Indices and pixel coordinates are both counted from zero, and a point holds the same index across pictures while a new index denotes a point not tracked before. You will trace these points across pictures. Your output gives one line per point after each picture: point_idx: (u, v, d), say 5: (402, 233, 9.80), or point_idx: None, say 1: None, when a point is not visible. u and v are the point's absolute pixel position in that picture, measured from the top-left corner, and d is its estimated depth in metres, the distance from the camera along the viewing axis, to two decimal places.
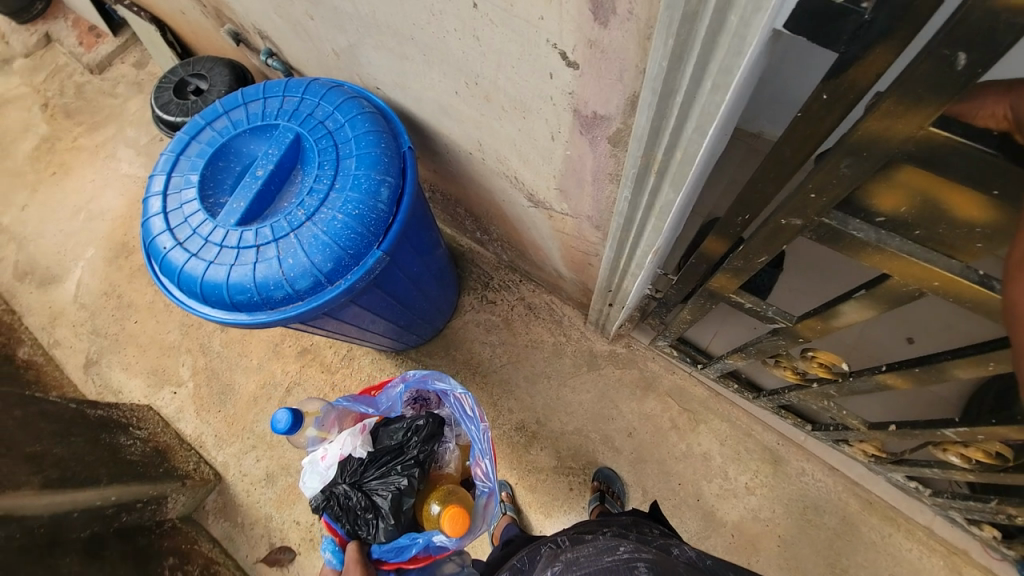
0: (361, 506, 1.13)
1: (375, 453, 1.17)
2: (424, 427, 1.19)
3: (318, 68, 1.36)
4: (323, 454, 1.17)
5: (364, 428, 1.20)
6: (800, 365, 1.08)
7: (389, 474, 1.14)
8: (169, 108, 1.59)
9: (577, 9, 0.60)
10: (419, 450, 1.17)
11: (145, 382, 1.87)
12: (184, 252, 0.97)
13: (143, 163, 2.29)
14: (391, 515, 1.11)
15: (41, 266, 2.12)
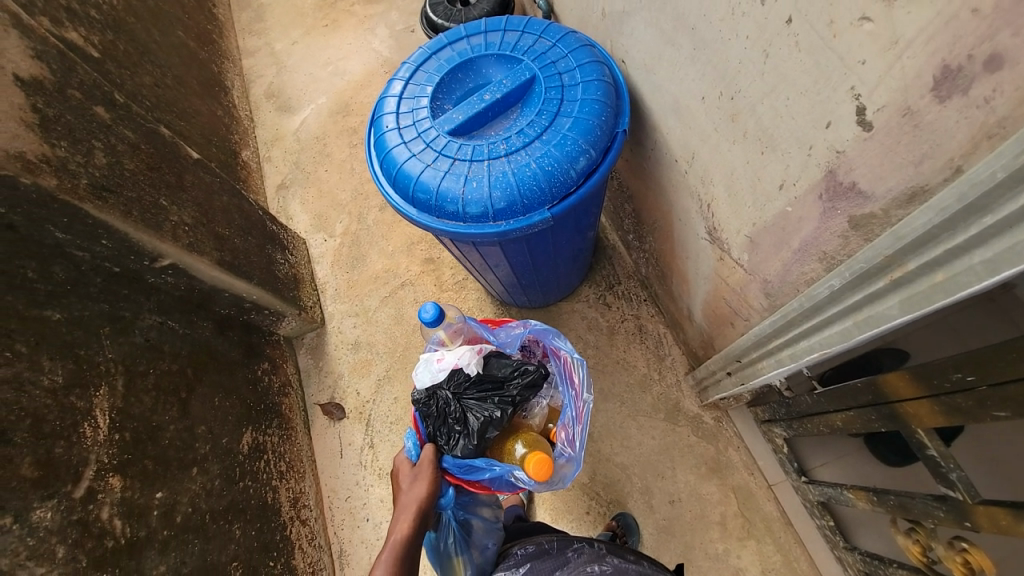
0: (454, 418, 1.09)
1: (483, 375, 1.14)
2: (532, 371, 1.15)
3: (575, 22, 1.38)
4: (438, 358, 1.16)
5: (480, 352, 1.18)
6: (940, 549, 0.89)
7: (487, 400, 1.11)
8: (438, 8, 1.75)
9: (917, 69, 0.51)
10: (520, 391, 1.14)
11: (308, 219, 2.20)
12: (398, 135, 1.09)
13: (390, 45, 2.61)
14: (478, 438, 1.07)
15: (285, 95, 2.56)
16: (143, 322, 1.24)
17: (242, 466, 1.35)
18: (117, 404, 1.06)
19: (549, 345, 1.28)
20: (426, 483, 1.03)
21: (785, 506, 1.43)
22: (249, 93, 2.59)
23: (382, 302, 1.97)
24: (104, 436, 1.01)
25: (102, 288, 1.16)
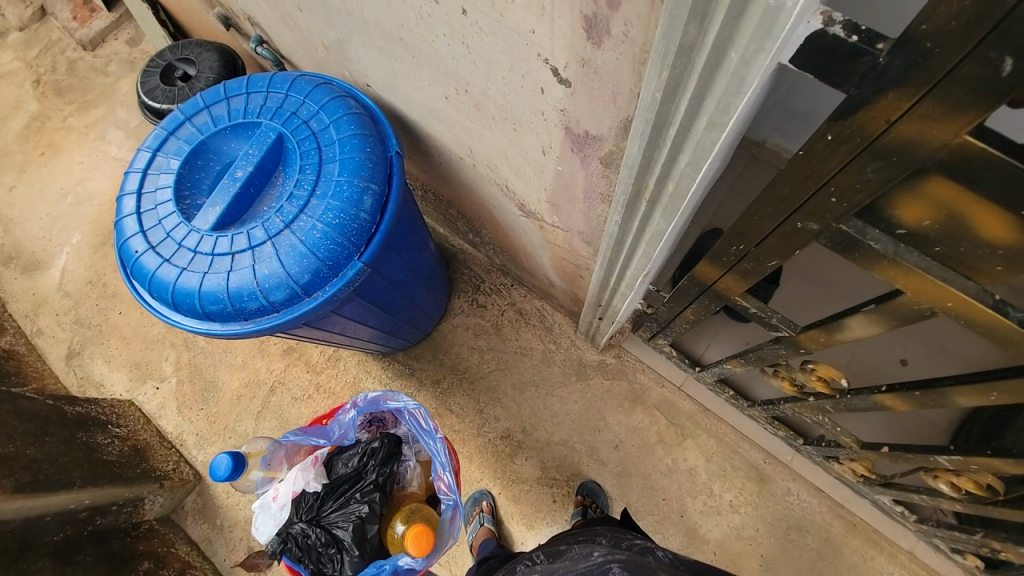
0: (323, 542, 1.18)
1: (332, 484, 1.24)
2: (379, 449, 1.28)
3: (308, 61, 1.31)
4: (273, 495, 1.21)
5: (316, 463, 1.25)
6: (799, 377, 1.06)
7: (347, 505, 1.21)
8: (155, 94, 1.53)
9: (570, 25, 0.56)
10: (376, 474, 1.26)
11: (126, 375, 1.84)
12: (156, 255, 0.94)
13: (132, 147, 2.25)
14: (357, 544, 1.18)
15: (27, 251, 2.09)
16: None
17: None
18: None
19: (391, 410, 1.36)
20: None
21: (697, 398, 1.60)
22: None
23: (259, 419, 1.74)
24: None
25: None
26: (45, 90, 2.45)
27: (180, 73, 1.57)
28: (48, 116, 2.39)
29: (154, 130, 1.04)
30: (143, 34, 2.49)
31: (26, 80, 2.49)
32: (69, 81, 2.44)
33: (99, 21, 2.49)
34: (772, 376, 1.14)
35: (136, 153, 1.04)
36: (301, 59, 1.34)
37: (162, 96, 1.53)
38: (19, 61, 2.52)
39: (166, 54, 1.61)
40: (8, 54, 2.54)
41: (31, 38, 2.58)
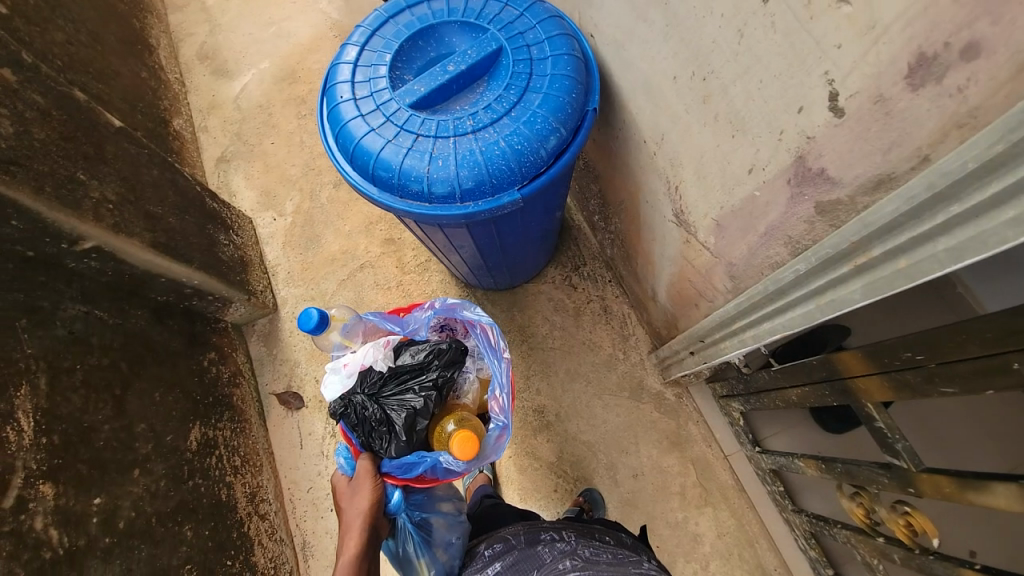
0: (377, 419, 1.19)
1: (397, 370, 1.25)
2: (446, 351, 1.27)
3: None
4: (344, 362, 1.31)
5: (388, 345, 1.32)
6: (880, 512, 0.96)
7: (407, 391, 1.22)
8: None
9: (892, 56, 0.51)
10: (438, 372, 1.25)
11: (255, 197, 2.04)
12: (355, 108, 1.01)
13: (338, 5, 2.40)
14: (407, 430, 1.18)
15: (221, 56, 2.31)
16: (65, 313, 1.09)
17: (190, 464, 1.25)
18: (41, 405, 0.95)
19: (465, 321, 1.39)
20: (368, 491, 1.14)
21: (739, 475, 1.52)
22: (178, 52, 2.32)
23: (340, 286, 1.89)
24: (30, 440, 0.90)
25: (15, 275, 1.01)
26: None
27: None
28: None
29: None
30: None
31: None
32: None
33: None
34: (846, 497, 1.05)
35: (372, 13, 1.11)
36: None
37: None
38: None
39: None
40: None
41: None
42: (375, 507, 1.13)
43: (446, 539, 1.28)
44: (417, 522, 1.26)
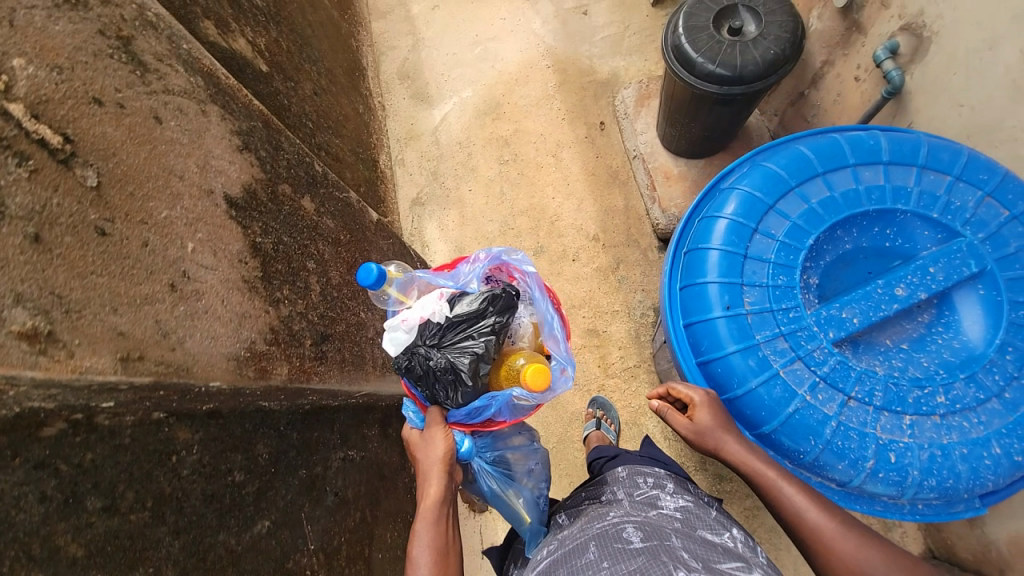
0: (440, 369, 1.03)
1: (448, 320, 1.07)
2: (498, 296, 1.09)
3: (986, 124, 0.89)
4: (402, 317, 1.08)
5: (442, 295, 1.10)
6: None
7: (466, 337, 1.05)
8: (694, 36, 1.25)
9: None
10: (496, 318, 1.08)
11: (448, 251, 1.89)
12: (755, 332, 0.79)
13: (554, 29, 2.09)
14: (472, 378, 1.03)
15: (423, 78, 2.13)
16: (331, 470, 0.97)
17: None
18: None
19: (512, 267, 1.20)
20: (441, 440, 1.04)
21: None
22: (380, 69, 2.17)
23: None
24: None
25: (298, 447, 0.87)
26: None
27: (732, 19, 1.24)
28: None
29: (791, 152, 0.85)
30: None
31: None
32: None
33: None
34: None
35: (749, 168, 0.86)
36: (962, 112, 0.92)
37: (701, 44, 1.24)
38: None
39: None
40: None
41: None
42: (449, 457, 1.03)
43: (523, 469, 1.29)
44: (493, 460, 1.22)
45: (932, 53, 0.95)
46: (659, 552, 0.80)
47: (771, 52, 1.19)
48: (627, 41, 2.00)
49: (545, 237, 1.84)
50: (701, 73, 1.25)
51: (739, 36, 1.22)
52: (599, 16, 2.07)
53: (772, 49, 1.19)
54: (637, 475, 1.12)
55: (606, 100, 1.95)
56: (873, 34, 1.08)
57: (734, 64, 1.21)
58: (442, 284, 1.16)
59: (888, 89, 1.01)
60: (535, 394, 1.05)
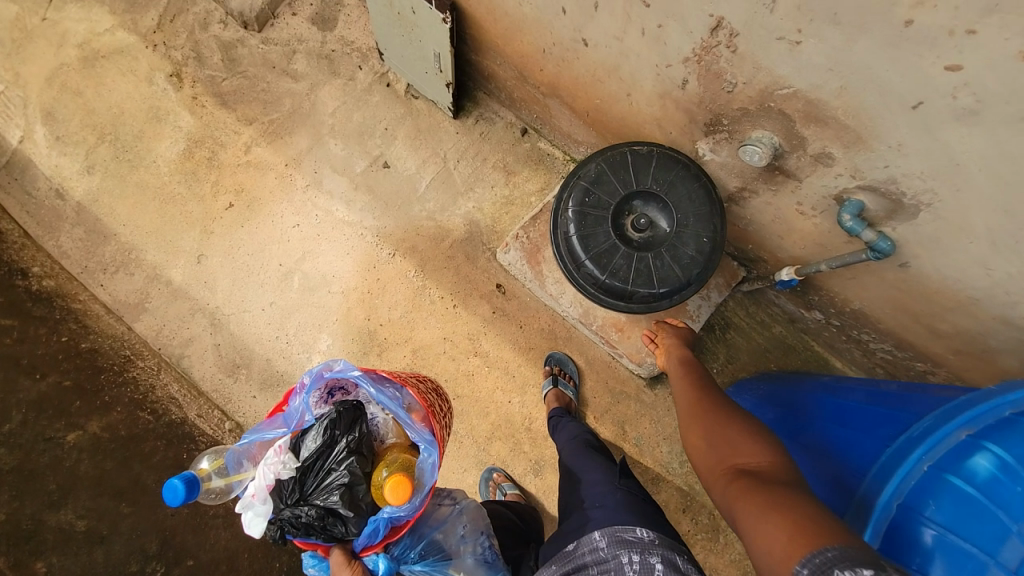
0: (315, 523, 0.95)
1: (303, 467, 0.97)
2: (338, 417, 0.99)
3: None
4: (249, 493, 0.93)
5: (279, 450, 0.96)
6: None
7: (327, 478, 0.96)
8: (606, 265, 0.93)
9: None
10: (346, 441, 0.98)
11: None
12: None
13: (366, 204, 1.61)
14: (354, 508, 0.96)
15: (258, 356, 1.56)
16: None
17: None
18: None
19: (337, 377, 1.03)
20: None
21: None
22: (196, 380, 1.53)
23: None
24: None
25: None
26: (198, 93, 1.68)
27: (633, 218, 0.93)
28: (217, 140, 1.66)
29: (942, 556, 0.61)
30: (334, 6, 1.67)
31: (163, 76, 1.69)
32: (235, 81, 1.67)
33: None
34: None
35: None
36: (993, 275, 0.77)
37: (621, 271, 0.93)
38: (144, 43, 1.71)
39: (591, 171, 0.95)
40: (125, 29, 1.72)
41: None
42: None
43: (459, 536, 1.16)
44: (422, 556, 1.11)
45: (922, 215, 0.74)
46: None
47: (704, 241, 0.93)
48: (457, 175, 1.60)
49: (533, 449, 1.52)
50: (642, 300, 0.95)
51: (654, 232, 0.93)
52: (404, 161, 1.61)
53: (703, 236, 0.93)
54: (620, 552, 0.86)
55: (484, 256, 1.57)
56: (812, 183, 0.83)
57: (676, 276, 0.93)
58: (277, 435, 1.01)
59: (872, 256, 0.82)
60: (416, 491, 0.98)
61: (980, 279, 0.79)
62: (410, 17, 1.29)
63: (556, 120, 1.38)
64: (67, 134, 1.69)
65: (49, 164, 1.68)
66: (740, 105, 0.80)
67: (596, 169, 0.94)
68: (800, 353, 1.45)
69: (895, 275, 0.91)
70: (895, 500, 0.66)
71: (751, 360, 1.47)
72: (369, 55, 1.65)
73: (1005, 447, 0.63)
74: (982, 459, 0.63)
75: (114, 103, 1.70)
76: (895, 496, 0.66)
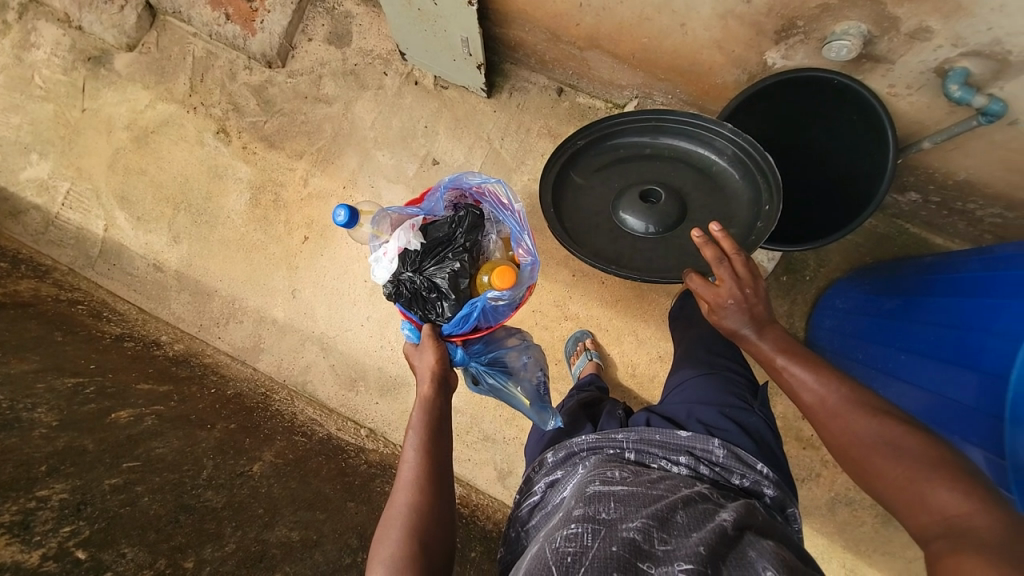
0: (424, 296, 0.95)
1: (426, 245, 0.97)
2: (465, 217, 0.99)
3: None
4: (383, 249, 0.99)
5: (413, 226, 0.99)
6: None
7: (443, 260, 0.96)
8: (633, 246, 1.10)
9: None
10: (466, 239, 0.98)
11: None
12: None
13: None
14: (457, 293, 0.95)
15: (370, 368, 1.72)
16: None
17: None
18: None
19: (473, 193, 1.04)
20: (430, 352, 0.90)
21: None
22: (323, 400, 1.72)
23: None
24: None
25: None
26: (245, 142, 1.76)
27: (650, 190, 1.08)
28: (276, 182, 1.75)
29: None
30: (344, 20, 1.69)
31: (210, 135, 1.78)
32: (275, 121, 1.74)
33: (272, 11, 1.68)
34: None
35: None
36: None
37: (651, 253, 1.08)
38: (182, 109, 1.80)
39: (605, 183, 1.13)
40: (163, 99, 1.82)
41: (172, 65, 1.81)
42: (443, 364, 0.89)
43: (522, 362, 1.16)
44: (488, 362, 1.08)
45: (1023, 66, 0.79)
46: (750, 560, 0.59)
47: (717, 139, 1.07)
48: (505, 153, 1.61)
49: (643, 392, 1.58)
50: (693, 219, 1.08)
51: (646, 187, 1.09)
52: (451, 154, 1.64)
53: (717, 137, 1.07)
54: (731, 454, 0.81)
55: None
56: (908, 63, 0.88)
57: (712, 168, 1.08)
58: (412, 214, 1.02)
59: (984, 121, 0.86)
60: (508, 306, 0.97)
61: None
62: (432, 8, 1.29)
63: (594, 71, 1.36)
64: (145, 213, 1.84)
65: (140, 243, 1.84)
66: (818, 2, 0.84)
67: (583, 145, 1.10)
68: (897, 240, 1.41)
69: (1006, 134, 0.94)
70: None
71: (844, 260, 1.45)
72: (390, 58, 1.67)
73: None
74: None
75: (176, 173, 1.82)
76: None
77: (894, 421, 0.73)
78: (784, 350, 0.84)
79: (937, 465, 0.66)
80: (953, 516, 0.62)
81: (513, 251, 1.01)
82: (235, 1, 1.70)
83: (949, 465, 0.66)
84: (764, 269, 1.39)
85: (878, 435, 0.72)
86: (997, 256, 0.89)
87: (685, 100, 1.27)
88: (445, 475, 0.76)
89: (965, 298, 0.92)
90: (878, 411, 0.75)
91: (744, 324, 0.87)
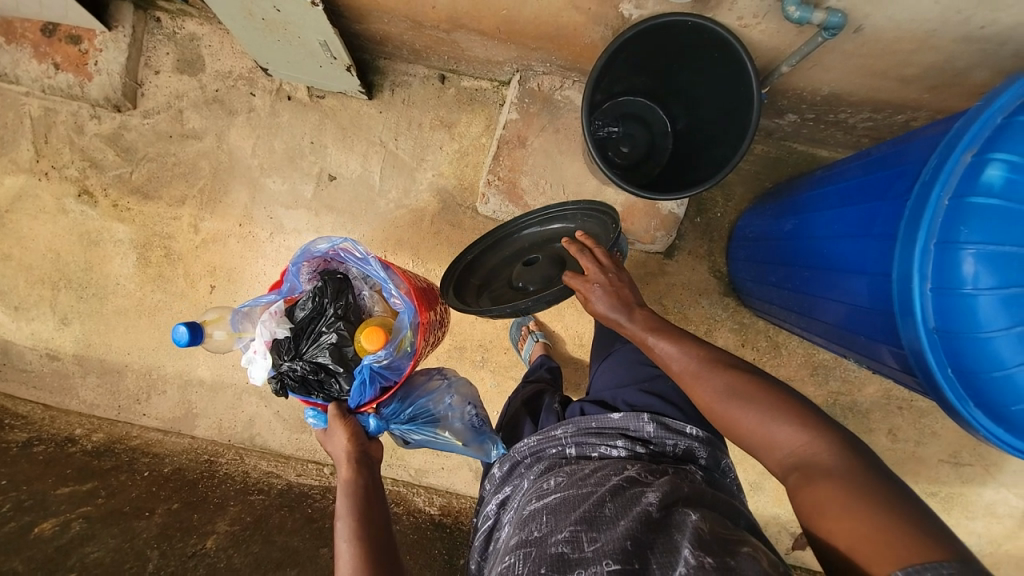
0: (315, 378, 0.94)
1: (296, 327, 0.96)
2: (325, 287, 0.97)
3: None
4: (252, 348, 0.96)
5: (274, 313, 0.96)
6: None
7: (320, 338, 0.94)
8: None
9: None
10: (334, 307, 0.96)
11: None
12: None
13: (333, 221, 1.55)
14: (346, 364, 0.94)
15: None
16: None
17: None
18: None
19: (327, 255, 1.01)
20: (343, 434, 0.90)
21: None
22: (277, 450, 1.63)
23: None
24: None
25: None
26: (116, 199, 1.59)
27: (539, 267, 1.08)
28: (163, 234, 1.59)
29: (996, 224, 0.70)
30: (193, 44, 1.54)
31: (73, 199, 1.59)
32: (145, 168, 1.57)
33: (105, 49, 1.50)
34: None
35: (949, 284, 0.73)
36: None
37: None
38: (32, 177, 1.59)
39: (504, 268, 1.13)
40: (4, 170, 1.60)
41: (6, 130, 1.59)
42: (358, 440, 0.90)
43: (448, 403, 1.12)
44: (410, 419, 1.04)
45: None
46: (672, 540, 0.60)
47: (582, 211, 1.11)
48: (402, 153, 1.54)
49: None
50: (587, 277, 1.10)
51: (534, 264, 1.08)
52: (347, 165, 1.55)
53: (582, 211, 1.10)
54: (660, 427, 0.83)
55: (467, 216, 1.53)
56: None
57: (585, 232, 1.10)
58: (271, 301, 1.00)
59: (829, 35, 0.90)
60: (403, 357, 0.95)
61: (930, 7, 0.87)
62: (276, 15, 1.18)
63: (468, 51, 1.31)
64: (21, 300, 1.63)
65: (25, 335, 1.64)
66: None
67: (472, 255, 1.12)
68: (788, 161, 1.48)
69: (851, 43, 0.98)
70: (932, 242, 0.73)
71: (747, 190, 1.51)
72: (254, 77, 1.54)
73: (1006, 151, 0.70)
74: (992, 170, 0.70)
75: (45, 249, 1.61)
76: (930, 237, 0.73)
77: (738, 369, 0.77)
78: (651, 327, 0.86)
79: (783, 405, 0.71)
80: (797, 458, 0.68)
81: (388, 301, 1.00)
82: (61, 46, 1.50)
83: (795, 407, 0.71)
84: (675, 216, 1.42)
85: (728, 389, 0.75)
86: (872, 161, 0.95)
87: (563, 66, 1.25)
88: (380, 548, 0.75)
89: (847, 208, 0.97)
90: (727, 364, 0.79)
91: (614, 308, 0.89)
